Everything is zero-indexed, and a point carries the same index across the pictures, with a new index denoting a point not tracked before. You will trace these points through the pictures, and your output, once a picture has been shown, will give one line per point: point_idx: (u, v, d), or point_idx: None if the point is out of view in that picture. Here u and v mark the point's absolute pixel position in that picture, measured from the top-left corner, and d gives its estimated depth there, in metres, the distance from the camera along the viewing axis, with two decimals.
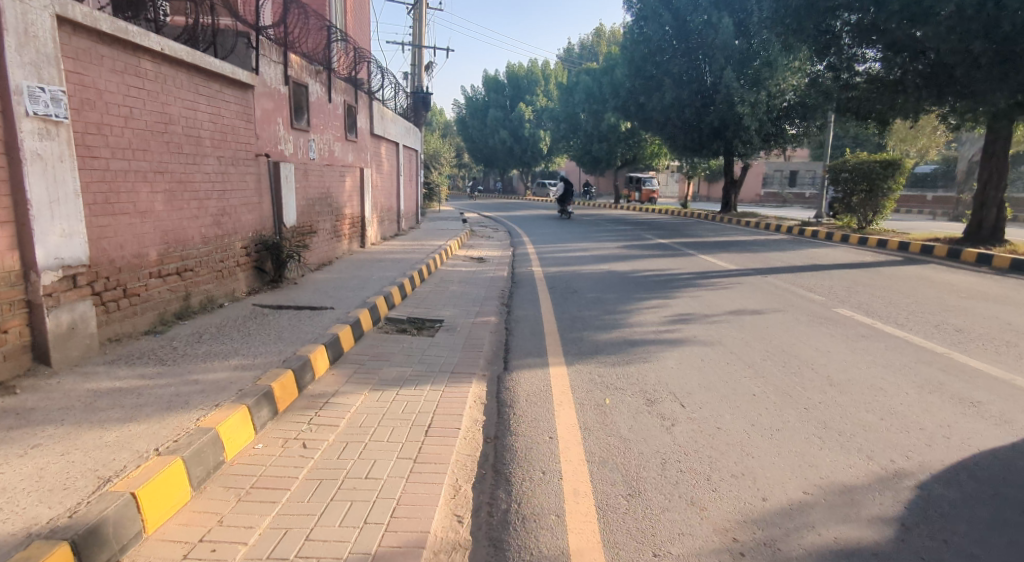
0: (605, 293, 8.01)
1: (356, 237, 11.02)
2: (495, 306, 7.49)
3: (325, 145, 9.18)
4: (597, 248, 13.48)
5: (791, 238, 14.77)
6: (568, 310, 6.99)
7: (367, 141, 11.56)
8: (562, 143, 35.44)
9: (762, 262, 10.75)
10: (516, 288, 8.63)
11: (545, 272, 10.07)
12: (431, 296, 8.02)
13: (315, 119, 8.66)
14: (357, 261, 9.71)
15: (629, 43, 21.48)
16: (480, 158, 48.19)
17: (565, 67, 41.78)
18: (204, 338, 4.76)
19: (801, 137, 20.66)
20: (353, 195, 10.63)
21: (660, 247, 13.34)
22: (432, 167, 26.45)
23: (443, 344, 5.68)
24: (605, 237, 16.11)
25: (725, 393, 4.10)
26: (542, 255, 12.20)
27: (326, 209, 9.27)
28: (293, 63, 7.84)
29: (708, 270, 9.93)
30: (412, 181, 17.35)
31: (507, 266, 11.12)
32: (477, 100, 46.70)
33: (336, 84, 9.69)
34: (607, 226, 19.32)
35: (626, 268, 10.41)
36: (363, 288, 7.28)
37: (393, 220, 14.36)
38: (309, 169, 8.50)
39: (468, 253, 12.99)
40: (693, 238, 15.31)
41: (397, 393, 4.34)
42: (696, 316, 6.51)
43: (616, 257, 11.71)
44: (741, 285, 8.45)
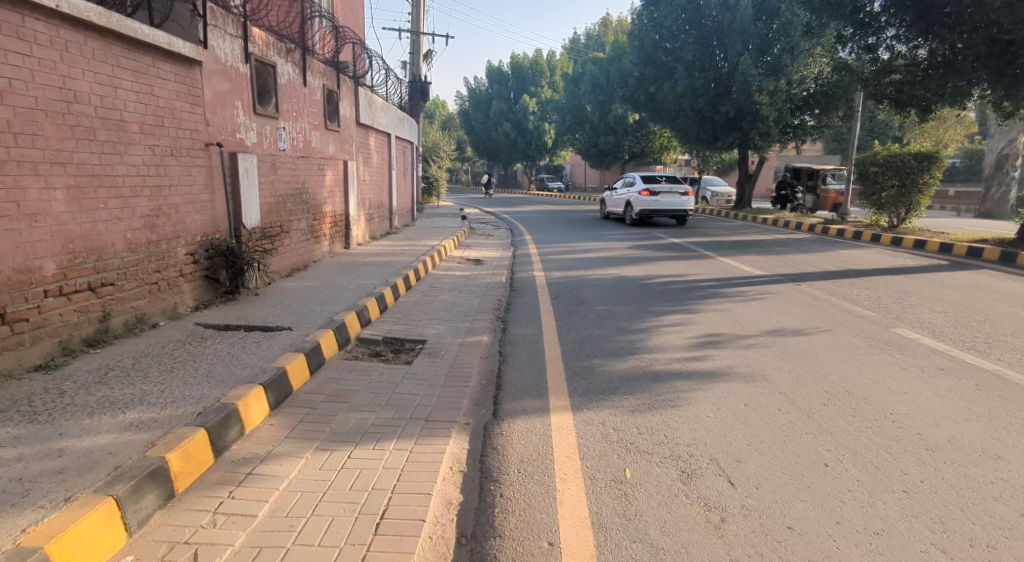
0: (617, 305, 6.98)
1: (339, 238, 9.98)
2: (489, 321, 6.46)
3: (299, 133, 8.14)
4: (606, 249, 12.44)
5: (816, 238, 13.71)
6: (574, 328, 5.96)
7: (352, 132, 10.53)
8: (567, 136, 34.34)
9: (789, 266, 9.71)
10: (516, 297, 7.61)
11: (548, 277, 9.06)
12: (417, 308, 6.98)
13: (285, 104, 7.63)
14: (337, 266, 8.66)
15: (639, 28, 20.37)
16: (483, 151, 47.04)
17: (571, 57, 40.56)
18: (108, 375, 3.73)
19: (822, 128, 19.55)
20: (334, 190, 9.60)
21: (674, 247, 12.29)
22: (432, 160, 25.37)
23: (420, 377, 4.63)
24: (613, 235, 15.07)
25: (788, 465, 3.04)
26: (545, 257, 11.17)
27: (300, 207, 8.24)
28: (257, 38, 6.82)
29: (731, 275, 8.89)
30: (408, 176, 16.31)
31: (506, 269, 10.10)
32: (480, 91, 45.51)
33: (314, 66, 8.65)
34: (615, 224, 18.25)
35: (638, 272, 9.37)
36: (336, 301, 6.24)
37: (385, 217, 13.32)
38: (277, 160, 7.46)
39: (464, 254, 11.97)
40: (708, 237, 14.24)
41: (350, 456, 3.27)
42: (725, 338, 5.46)
43: (627, 260, 10.66)
44: (772, 296, 7.40)
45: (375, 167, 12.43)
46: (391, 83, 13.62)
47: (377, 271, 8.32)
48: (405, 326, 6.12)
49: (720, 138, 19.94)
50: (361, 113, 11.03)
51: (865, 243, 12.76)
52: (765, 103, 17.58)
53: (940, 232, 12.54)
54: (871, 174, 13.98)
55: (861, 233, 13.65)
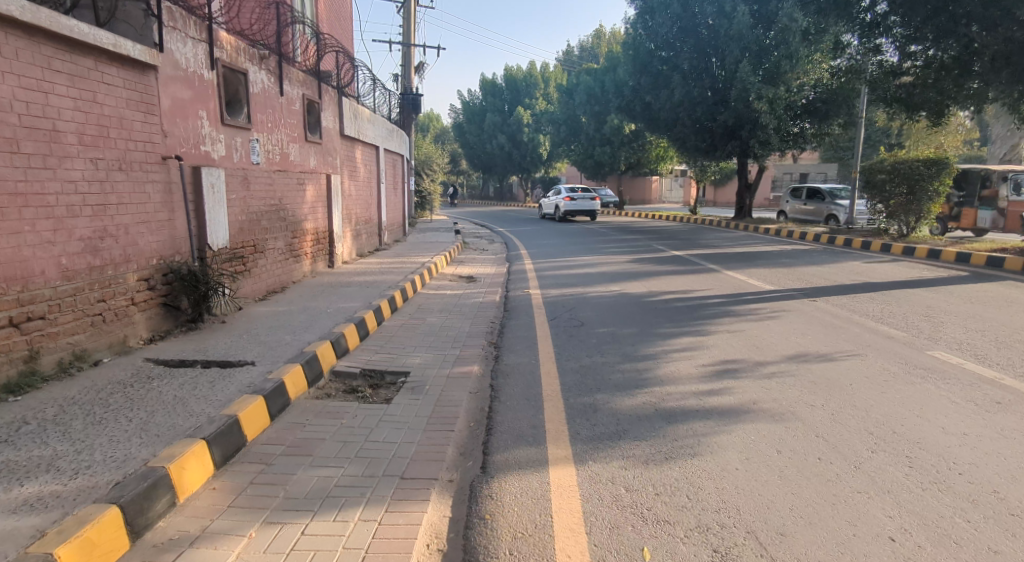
0: (621, 327, 6.40)
1: (322, 256, 9.40)
2: (481, 348, 5.85)
3: (275, 146, 7.58)
4: (605, 263, 11.88)
5: (823, 248, 13.20)
6: (575, 356, 5.37)
7: (336, 144, 9.97)
8: (562, 147, 33.95)
9: (800, 279, 9.17)
10: (510, 319, 7.01)
11: (545, 295, 8.50)
12: (402, 335, 6.37)
13: (258, 115, 7.06)
14: (317, 287, 8.07)
15: (634, 37, 19.97)
16: (478, 164, 46.62)
17: (564, 69, 40.25)
18: (21, 430, 3.14)
19: (823, 136, 19.03)
20: (315, 206, 9.03)
21: (678, 260, 11.74)
22: (425, 174, 24.88)
23: (399, 420, 4.01)
24: (612, 249, 14.54)
25: (845, 540, 2.45)
26: (542, 273, 10.62)
27: (277, 224, 7.66)
28: (225, 43, 6.25)
29: (740, 290, 8.33)
30: (399, 190, 15.75)
31: (500, 287, 9.54)
32: (474, 104, 45.19)
33: (291, 75, 8.10)
34: (614, 236, 17.70)
35: (640, 289, 8.79)
36: (310, 329, 5.63)
37: (373, 233, 12.75)
38: (250, 175, 6.88)
39: (457, 271, 11.40)
40: (710, 249, 13.71)
41: (305, 530, 2.67)
42: (744, 367, 4.88)
43: (629, 275, 10.08)
44: (787, 314, 6.83)
45: (362, 181, 11.90)
46: (379, 94, 13.10)
47: (361, 293, 7.69)
48: (387, 357, 5.51)
49: (718, 147, 19.42)
50: (346, 125, 10.49)
51: (875, 253, 12.21)
52: (764, 111, 17.12)
53: (952, 241, 12.06)
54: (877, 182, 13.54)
55: (870, 243, 13.11)
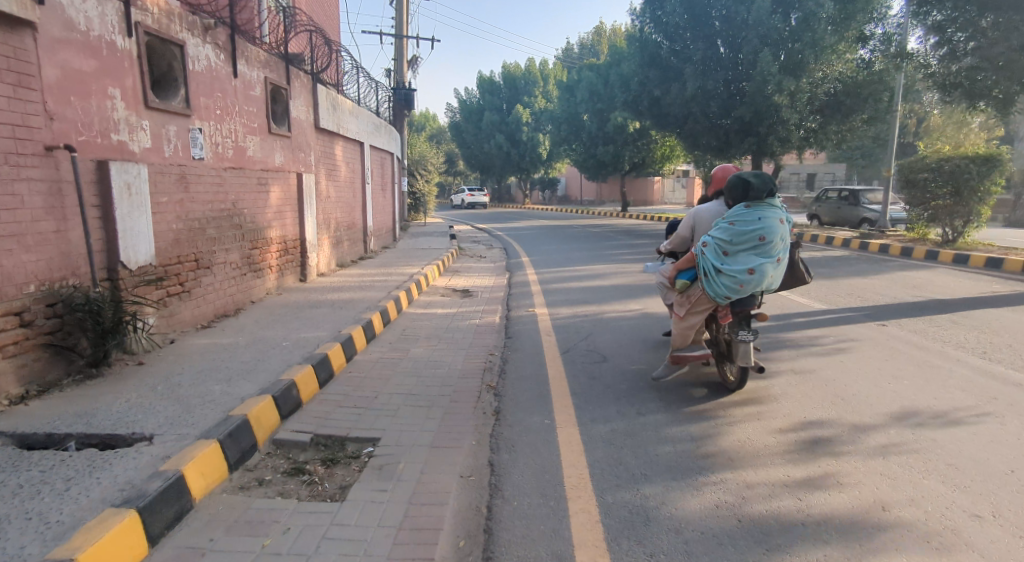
0: (656, 364, 5.06)
1: (290, 268, 8.08)
2: (477, 399, 4.51)
3: (226, 139, 6.22)
4: (618, 273, 10.54)
5: (858, 255, 11.92)
6: (603, 414, 4.04)
7: (309, 137, 8.62)
8: (563, 147, 32.65)
9: (850, 296, 7.88)
10: (514, 351, 5.66)
11: (553, 316, 7.19)
12: (376, 376, 5.02)
13: (200, 98, 5.69)
14: (280, 308, 6.74)
15: (642, 26, 18.55)
16: (475, 164, 45.21)
17: (565, 65, 38.98)
18: None
19: (845, 134, 17.51)
20: (281, 210, 7.72)
21: None
22: (418, 174, 23.52)
23: (352, 540, 2.64)
24: (622, 255, 13.23)
25: None
26: (547, 286, 9.30)
27: (230, 233, 6.32)
28: (150, 4, 4.89)
29: (788, 308, 6.99)
30: (387, 192, 14.38)
31: (500, 304, 8.22)
32: (471, 103, 43.85)
33: (250, 53, 6.72)
34: (622, 241, 16.35)
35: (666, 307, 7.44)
36: (250, 376, 4.28)
37: (357, 239, 11.43)
38: (190, 176, 5.52)
39: (450, 282, 10.07)
40: None
41: None
42: (841, 438, 3.54)
43: (649, 289, 8.72)
44: (859, 345, 5.50)
45: (344, 182, 10.56)
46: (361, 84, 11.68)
47: (331, 317, 6.33)
48: (352, 414, 4.15)
49: (732, 145, 18.00)
50: (323, 118, 9.13)
51: (920, 262, 10.88)
52: (785, 106, 15.81)
53: (1008, 250, 10.79)
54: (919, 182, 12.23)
55: (911, 249, 11.77)
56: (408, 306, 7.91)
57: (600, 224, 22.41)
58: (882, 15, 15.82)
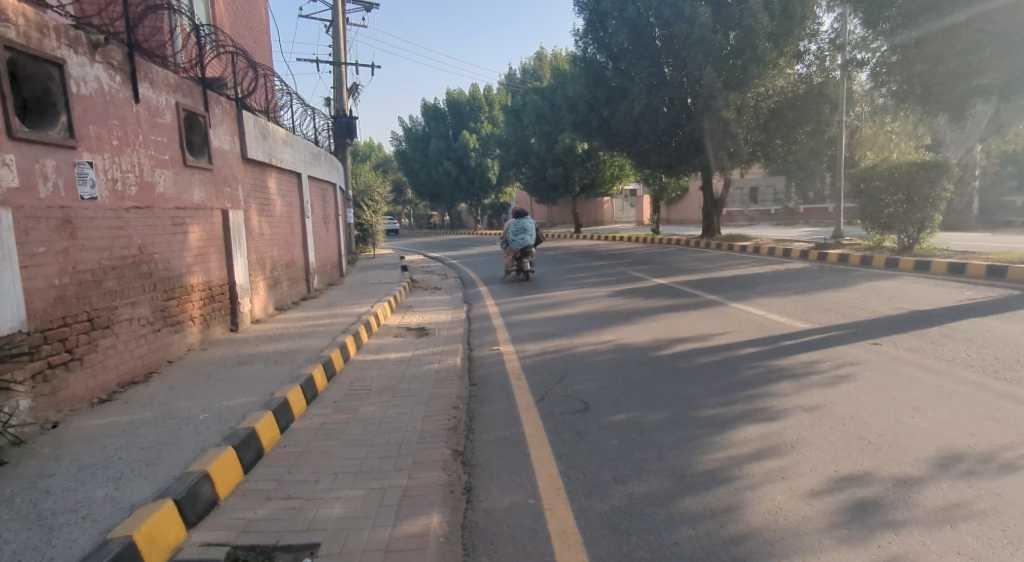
0: (646, 411, 4.35)
1: (218, 318, 7.13)
2: (441, 472, 3.70)
3: (127, 174, 5.32)
4: (583, 299, 9.89)
5: (821, 266, 11.67)
6: (596, 487, 3.28)
7: (235, 169, 7.72)
8: (512, 170, 32.29)
9: (832, 310, 7.44)
10: (480, 403, 4.89)
11: (520, 353, 6.46)
12: (317, 450, 4.13)
13: (89, 126, 4.79)
14: (203, 367, 5.80)
15: (585, 46, 18.34)
16: (424, 193, 44.47)
17: (508, 90, 38.86)
18: None
19: (791, 146, 17.43)
20: (204, 253, 6.79)
21: (668, 291, 9.85)
22: (364, 205, 22.65)
23: None
24: (583, 279, 12.66)
25: None
26: (509, 319, 8.59)
27: (135, 283, 5.40)
28: (12, 13, 4.01)
29: (772, 329, 6.43)
30: (331, 225, 13.44)
31: (460, 342, 7.45)
32: (416, 131, 43.24)
33: (157, 76, 5.87)
34: (581, 263, 15.81)
35: (641, 336, 6.79)
36: (150, 470, 3.37)
37: (299, 278, 10.48)
38: (76, 220, 4.62)
39: (403, 320, 9.23)
40: (695, 274, 11.98)
41: None
42: (890, 501, 2.88)
43: (619, 316, 8.07)
44: (863, 369, 4.95)
45: (280, 217, 9.66)
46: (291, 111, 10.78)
47: (265, 375, 5.40)
48: (283, 511, 3.27)
49: (683, 161, 17.83)
50: (251, 147, 8.27)
51: (884, 270, 10.60)
52: (732, 121, 15.64)
53: (967, 254, 10.70)
54: (870, 192, 12.15)
55: (871, 258, 11.50)
56: (356, 352, 7.02)
57: (556, 247, 21.94)
58: (814, 30, 16.09)
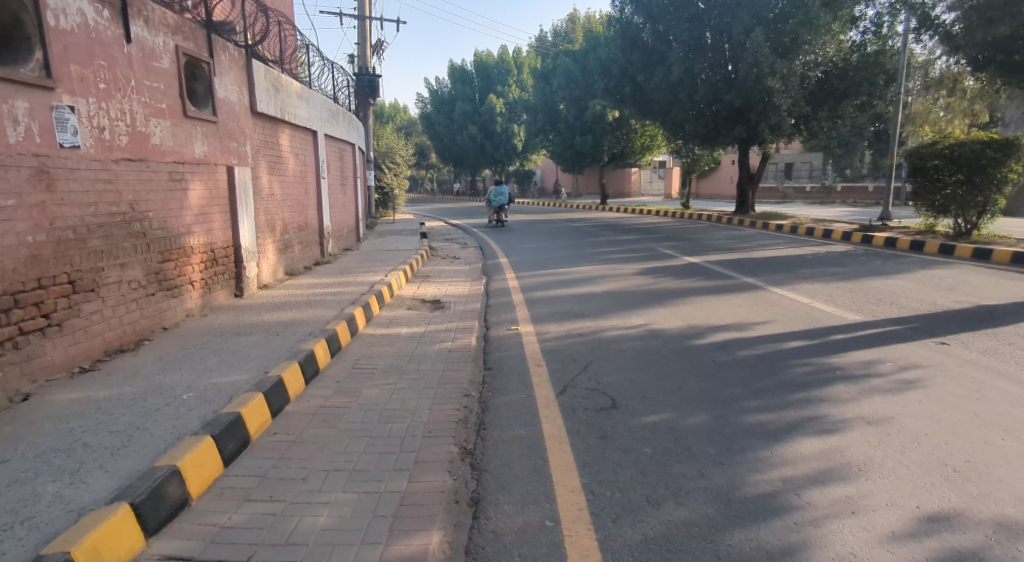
0: (682, 414, 3.77)
1: (221, 283, 6.72)
2: (445, 476, 3.22)
3: (117, 122, 4.85)
4: (609, 277, 9.29)
5: (867, 249, 10.88)
6: (625, 510, 2.74)
7: (242, 123, 7.24)
8: (539, 137, 31.42)
9: (885, 298, 6.76)
10: (495, 393, 4.38)
11: (541, 335, 5.94)
12: (308, 440, 3.67)
13: (70, 66, 4.32)
14: (199, 336, 5.39)
15: (622, 6, 17.34)
16: (448, 157, 43.75)
17: (538, 53, 37.64)
18: None
19: (838, 121, 15.97)
20: (205, 212, 6.36)
21: (700, 271, 9.20)
22: (386, 168, 22.15)
23: None
24: (609, 253, 12.04)
25: None
26: (529, 294, 8.06)
27: (126, 243, 4.98)
28: None
29: (821, 320, 5.77)
30: (348, 187, 12.96)
31: (476, 318, 6.95)
32: (443, 93, 42.33)
33: (153, 14, 5.37)
34: (606, 237, 15.15)
35: (673, 321, 6.19)
36: (114, 461, 2.95)
37: (313, 242, 10.06)
38: (53, 170, 4.18)
39: (418, 291, 8.75)
40: (729, 253, 11.28)
41: None
42: (996, 552, 2.29)
43: (647, 298, 7.46)
44: (932, 372, 4.33)
45: (293, 177, 9.18)
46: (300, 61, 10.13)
47: (262, 348, 4.95)
48: (259, 518, 2.80)
49: (720, 133, 16.83)
50: (261, 100, 7.77)
51: (938, 257, 9.75)
52: (778, 91, 14.26)
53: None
54: (927, 171, 11.24)
55: (922, 242, 10.62)
56: (365, 326, 6.55)
57: (581, 218, 21.25)
58: None
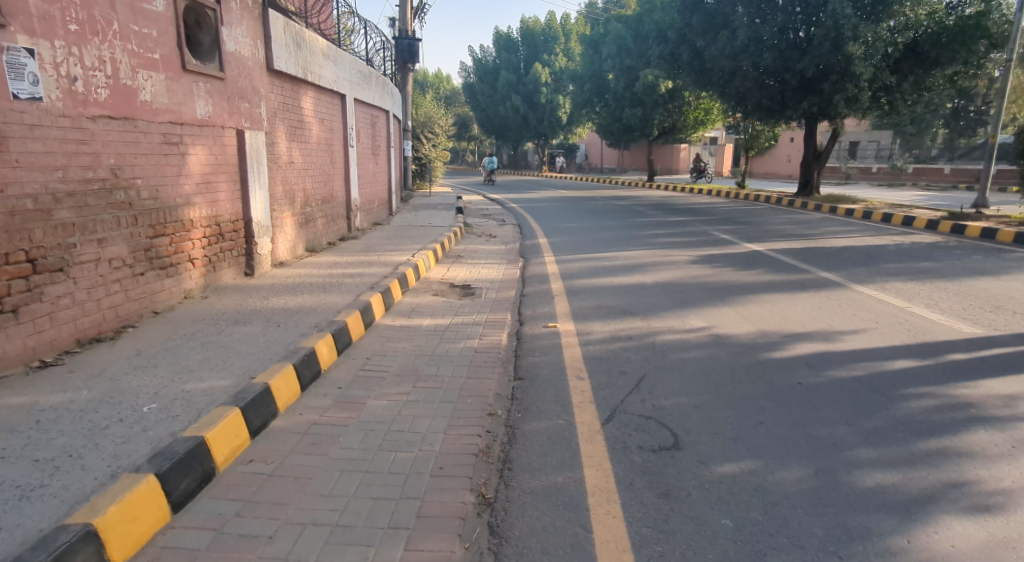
0: (770, 466, 2.86)
1: (228, 260, 6.05)
2: (454, 543, 2.40)
3: (94, 72, 4.14)
4: (660, 265, 8.31)
5: (959, 239, 9.55)
6: None
7: (254, 82, 6.52)
8: (585, 109, 30.10)
9: (1002, 303, 5.61)
10: (526, 416, 3.55)
11: (582, 337, 5.08)
12: (288, 475, 2.90)
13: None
14: (192, 323, 4.71)
15: None
16: (490, 129, 42.69)
17: (586, 19, 36.04)
18: None
19: (923, 93, 14.44)
20: (209, 181, 5.65)
21: (766, 261, 8.11)
22: (424, 137, 21.40)
23: None
24: (660, 236, 11.02)
25: None
26: (570, 283, 7.19)
27: (108, 216, 4.31)
28: None
29: (928, 331, 4.73)
30: (380, 156, 12.24)
31: (509, 310, 6.13)
32: (487, 62, 41.15)
33: None
34: (655, 217, 14.06)
35: (741, 326, 5.22)
36: (19, 508, 2.23)
37: (337, 216, 9.37)
38: (4, 126, 3.49)
39: (447, 274, 7.97)
40: (795, 241, 10.12)
41: None
42: None
43: (707, 293, 6.47)
44: None
45: (316, 144, 8.46)
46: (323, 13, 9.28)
47: (256, 344, 4.23)
48: None
49: (786, 105, 15.36)
50: (280, 56, 7.03)
51: None
52: (857, 57, 12.83)
53: None
54: None
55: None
56: (383, 316, 5.79)
57: (627, 196, 20.09)
58: None
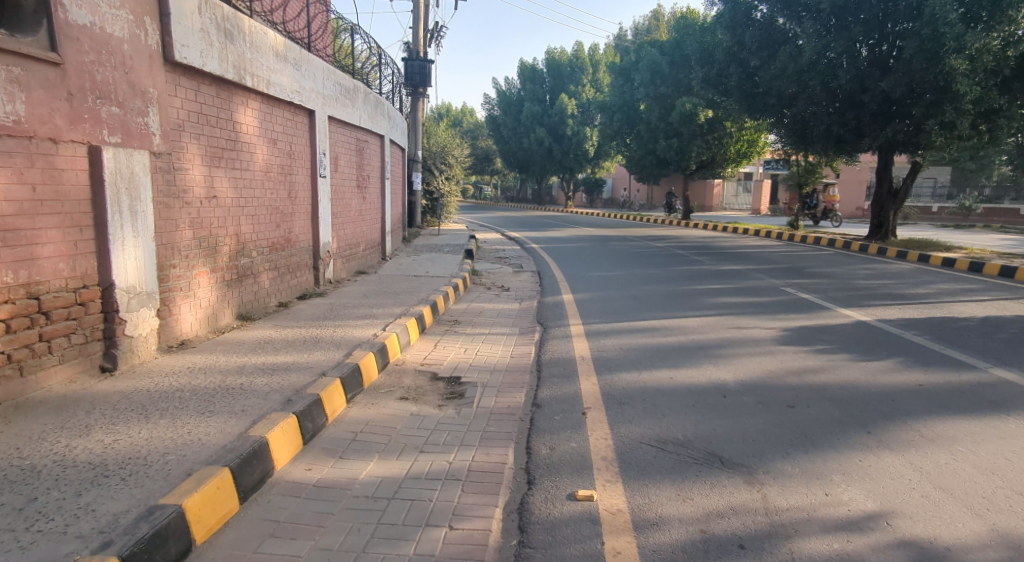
0: None
1: (57, 353, 3.73)
2: None
3: None
4: (734, 348, 5.83)
5: None
6: None
7: (137, 75, 4.31)
8: (614, 141, 28.02)
9: None
10: None
11: (646, 542, 2.63)
12: None
13: None
14: None
15: None
16: (513, 163, 40.92)
17: (616, 49, 34.40)
18: None
19: None
20: (11, 226, 3.40)
21: (895, 347, 5.62)
22: (436, 170, 19.43)
23: None
24: (719, 295, 8.57)
25: None
26: (607, 384, 4.79)
27: None
28: None
29: None
30: (370, 189, 10.07)
31: (510, 444, 3.73)
32: (510, 93, 39.67)
33: None
34: (703, 266, 11.64)
35: (950, 519, 2.74)
36: None
37: (294, 267, 7.11)
38: None
39: (430, 357, 5.63)
40: (907, 307, 7.60)
41: None
42: None
43: (834, 419, 3.99)
44: None
45: (260, 174, 6.24)
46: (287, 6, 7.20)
47: None
48: None
49: (860, 133, 12.98)
50: (191, 46, 4.84)
51: None
52: (961, 73, 10.51)
53: None
54: None
55: None
56: (287, 463, 3.37)
57: (663, 237, 17.70)
58: None
